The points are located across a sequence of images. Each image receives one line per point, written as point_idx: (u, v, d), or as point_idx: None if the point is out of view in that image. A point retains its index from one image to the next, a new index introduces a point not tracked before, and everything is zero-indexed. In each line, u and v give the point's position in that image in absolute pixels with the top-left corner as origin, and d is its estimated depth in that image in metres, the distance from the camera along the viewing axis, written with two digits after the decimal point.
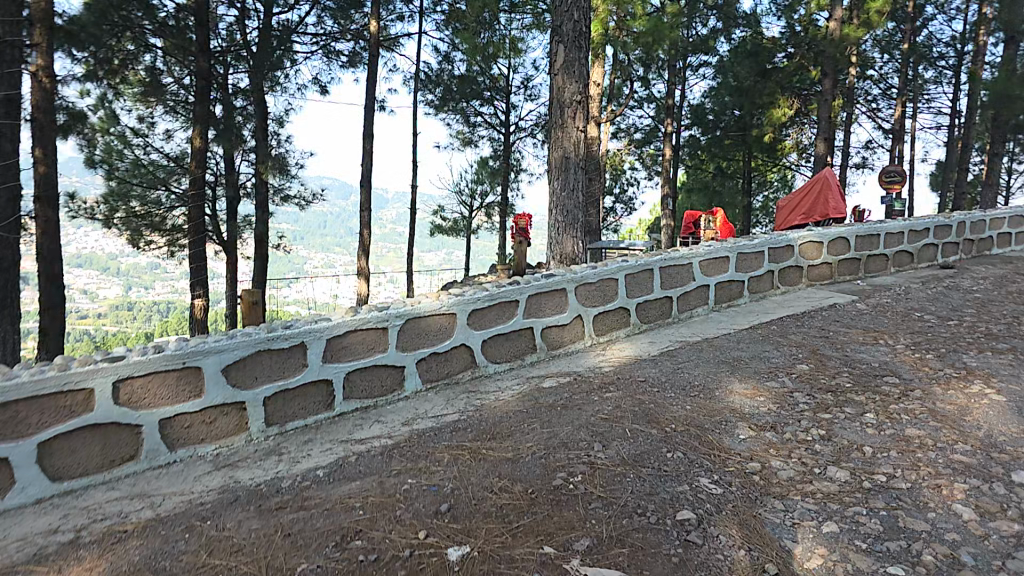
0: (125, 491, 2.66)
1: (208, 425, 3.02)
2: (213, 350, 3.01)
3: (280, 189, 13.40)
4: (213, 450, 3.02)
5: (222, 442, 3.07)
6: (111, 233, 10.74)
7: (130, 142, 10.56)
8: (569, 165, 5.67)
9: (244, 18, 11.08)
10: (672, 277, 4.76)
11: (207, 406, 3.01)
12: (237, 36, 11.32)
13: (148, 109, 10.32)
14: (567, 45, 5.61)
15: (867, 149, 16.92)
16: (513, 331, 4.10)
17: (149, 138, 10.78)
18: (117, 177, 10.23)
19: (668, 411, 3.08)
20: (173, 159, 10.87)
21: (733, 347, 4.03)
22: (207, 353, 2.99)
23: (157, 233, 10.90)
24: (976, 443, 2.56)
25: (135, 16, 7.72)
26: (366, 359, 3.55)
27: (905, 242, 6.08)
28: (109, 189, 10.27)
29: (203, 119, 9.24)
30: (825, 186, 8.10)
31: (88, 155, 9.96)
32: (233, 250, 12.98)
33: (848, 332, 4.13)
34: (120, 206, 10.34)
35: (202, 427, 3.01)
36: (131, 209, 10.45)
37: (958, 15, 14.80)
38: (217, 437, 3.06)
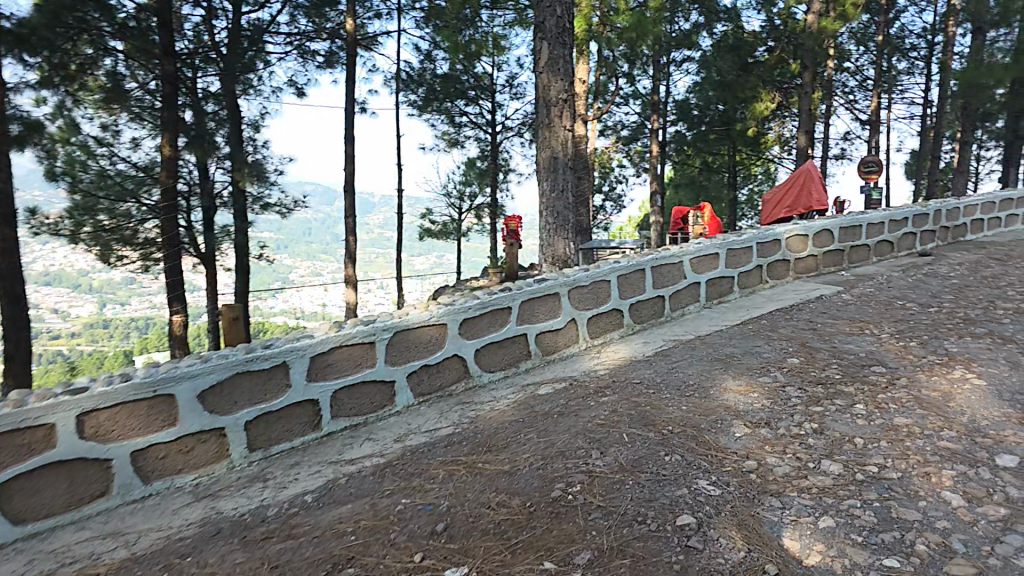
0: (96, 530, 2.72)
1: (184, 455, 3.11)
2: (185, 377, 3.08)
3: (259, 197, 13.15)
4: (191, 480, 3.11)
5: (201, 471, 3.15)
6: (79, 249, 10.52)
7: (94, 153, 10.29)
8: (558, 166, 5.73)
9: (211, 18, 11.01)
10: (663, 277, 4.83)
11: (182, 434, 3.09)
12: (204, 37, 11.24)
13: (112, 117, 10.24)
14: (551, 42, 5.64)
15: (845, 140, 17.32)
16: (507, 338, 4.15)
17: (114, 148, 10.71)
18: (82, 190, 10.08)
19: (663, 412, 3.15)
20: (141, 168, 10.87)
21: (725, 343, 4.11)
22: (181, 380, 3.06)
23: (128, 247, 10.85)
24: (961, 429, 2.64)
25: (91, 17, 7.48)
26: (354, 376, 3.62)
27: (886, 231, 6.22)
28: (74, 202, 10.09)
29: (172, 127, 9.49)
30: (808, 179, 8.26)
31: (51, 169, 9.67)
32: (210, 263, 12.97)
33: (834, 324, 4.23)
34: (86, 220, 10.17)
35: (180, 456, 3.09)
36: (99, 223, 10.28)
37: (928, 7, 15.18)
38: (195, 465, 3.14)
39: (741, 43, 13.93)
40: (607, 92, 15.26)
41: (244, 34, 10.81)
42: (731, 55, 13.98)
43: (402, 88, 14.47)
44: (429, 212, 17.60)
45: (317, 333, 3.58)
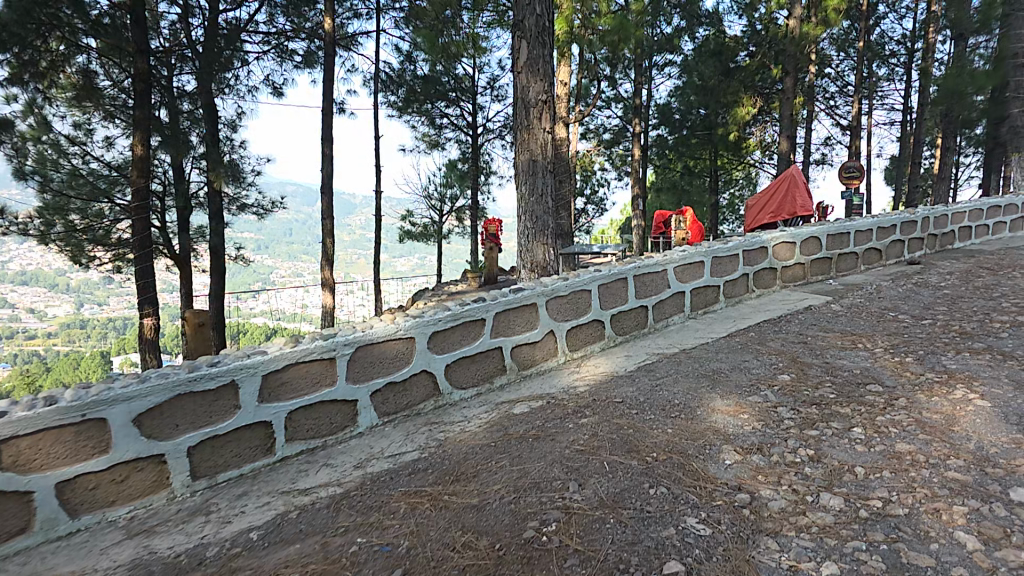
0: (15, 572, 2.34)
1: (118, 485, 2.74)
2: (120, 399, 2.71)
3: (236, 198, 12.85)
4: (126, 513, 2.76)
5: (137, 502, 2.80)
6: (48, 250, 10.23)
7: (65, 151, 9.86)
8: (537, 169, 5.46)
9: (187, 16, 10.59)
10: (646, 286, 4.59)
11: (117, 463, 2.73)
12: (180, 35, 10.88)
13: (85, 114, 9.88)
14: (530, 41, 5.37)
15: (826, 145, 17.39)
16: (480, 352, 3.86)
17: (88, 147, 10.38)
18: (55, 190, 9.63)
19: (648, 436, 2.90)
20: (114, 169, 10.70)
21: (711, 358, 3.88)
22: (114, 402, 2.69)
23: (101, 246, 10.54)
24: (969, 457, 2.43)
25: (64, 13, 7.01)
26: (311, 395, 3.31)
27: (874, 239, 6.09)
28: (45, 203, 9.69)
29: (141, 123, 8.99)
30: (792, 184, 8.13)
31: (19, 167, 8.96)
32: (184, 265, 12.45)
33: (826, 338, 4.03)
34: (58, 220, 9.84)
35: (112, 486, 2.73)
36: (71, 222, 10.04)
37: (908, 13, 15.30)
38: (130, 496, 2.78)
39: (723, 48, 14.14)
40: (590, 95, 15.12)
41: (222, 33, 10.51)
42: (714, 61, 14.22)
43: (381, 88, 14.13)
44: (410, 213, 17.37)
45: (270, 348, 3.25)
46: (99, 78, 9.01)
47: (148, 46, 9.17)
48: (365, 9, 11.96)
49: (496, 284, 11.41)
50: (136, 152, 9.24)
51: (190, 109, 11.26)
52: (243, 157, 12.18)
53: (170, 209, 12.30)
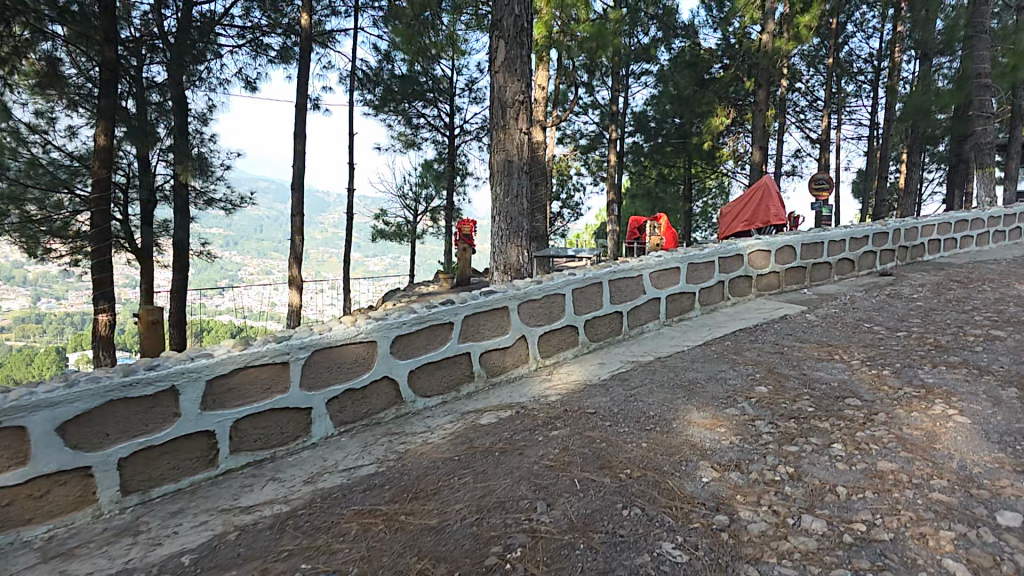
0: None
1: (36, 501, 2.45)
2: (43, 405, 2.41)
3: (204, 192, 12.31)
4: (45, 531, 2.46)
5: (58, 520, 2.50)
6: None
7: (25, 140, 9.50)
8: (513, 170, 5.29)
9: (160, 7, 10.08)
10: (622, 291, 4.45)
11: (36, 476, 2.43)
12: (152, 27, 10.22)
13: (50, 103, 9.34)
14: (508, 42, 5.19)
15: (797, 157, 17.69)
16: (446, 358, 3.65)
17: (48, 135, 9.92)
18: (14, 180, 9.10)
19: (622, 451, 2.73)
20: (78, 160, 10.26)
21: (687, 367, 3.75)
22: (35, 408, 2.39)
23: (58, 239, 10.07)
24: (952, 478, 2.33)
25: None
26: (260, 402, 3.06)
27: (847, 249, 6.09)
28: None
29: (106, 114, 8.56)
30: (766, 193, 8.13)
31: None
32: (146, 258, 11.82)
33: (802, 348, 3.94)
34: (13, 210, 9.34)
35: (29, 503, 2.43)
36: (27, 213, 9.52)
37: (874, 33, 15.71)
38: (50, 513, 2.48)
39: (698, 60, 14.34)
40: (567, 101, 15.04)
41: (194, 25, 10.02)
42: (689, 71, 14.35)
43: (358, 86, 13.78)
44: (383, 213, 16.97)
45: (217, 351, 2.98)
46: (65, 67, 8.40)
47: (119, 34, 8.70)
48: (344, 6, 11.69)
49: (468, 285, 11.20)
50: (99, 142, 8.75)
51: (159, 100, 10.82)
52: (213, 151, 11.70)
53: (134, 202, 11.58)
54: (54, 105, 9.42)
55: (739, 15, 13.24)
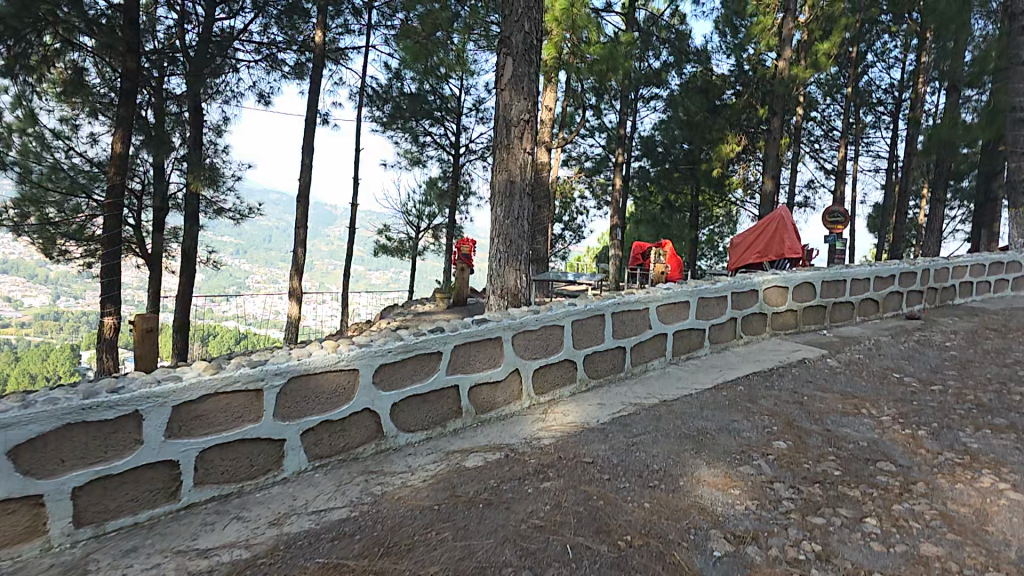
0: None
1: None
2: None
3: (213, 202, 12.20)
4: None
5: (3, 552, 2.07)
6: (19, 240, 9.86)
7: (49, 144, 9.48)
8: (514, 191, 5.04)
9: (183, 22, 10.08)
10: (625, 325, 4.04)
11: None
12: (175, 41, 10.24)
13: (74, 110, 9.48)
14: (516, 59, 4.97)
15: (810, 188, 17.32)
16: (433, 391, 3.14)
17: (71, 142, 9.91)
18: (34, 183, 9.06)
19: (623, 510, 2.36)
20: (98, 166, 10.15)
21: (695, 415, 3.39)
22: None
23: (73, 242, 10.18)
24: (1013, 571, 1.96)
25: (63, 11, 6.98)
26: (230, 433, 2.58)
27: (871, 289, 5.74)
28: (22, 194, 9.21)
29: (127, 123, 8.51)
30: (780, 225, 7.82)
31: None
32: (156, 264, 11.46)
33: (824, 399, 3.58)
34: (33, 212, 9.51)
35: None
36: (45, 215, 9.67)
37: (896, 63, 15.44)
38: None
39: (710, 85, 14.11)
40: (574, 123, 14.92)
41: (212, 40, 9.94)
42: (701, 97, 14.03)
43: (367, 103, 13.69)
44: (386, 228, 16.89)
45: (186, 372, 2.53)
46: (90, 77, 8.70)
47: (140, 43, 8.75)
48: (357, 26, 11.68)
49: (465, 306, 10.96)
50: (116, 149, 8.75)
51: (177, 112, 10.75)
52: (226, 162, 11.66)
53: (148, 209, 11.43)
54: (79, 112, 9.55)
55: (755, 41, 13.02)
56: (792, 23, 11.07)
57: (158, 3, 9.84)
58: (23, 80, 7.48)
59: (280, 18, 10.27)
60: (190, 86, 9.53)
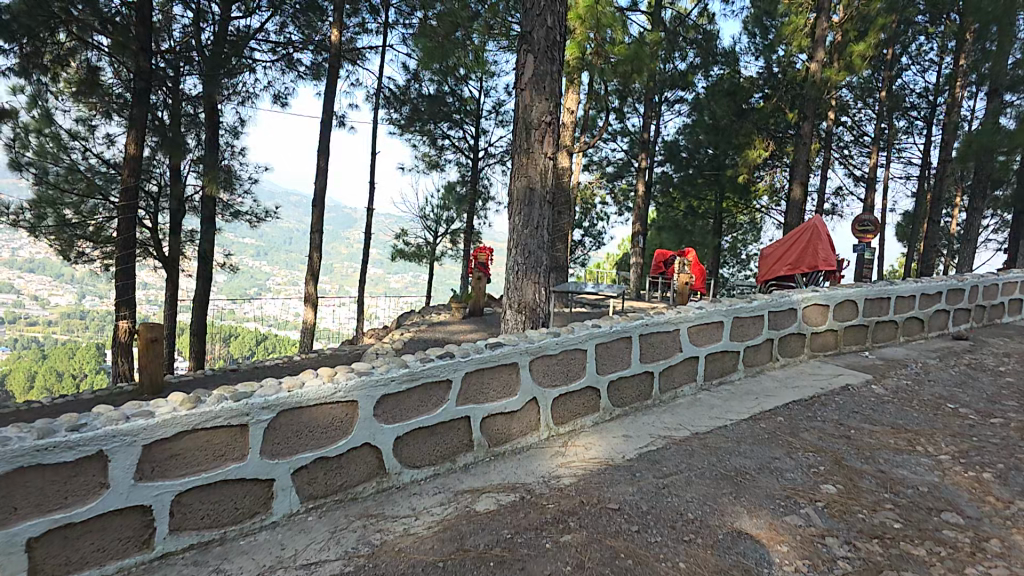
0: None
1: None
2: None
3: (230, 204, 11.96)
4: None
5: None
6: (38, 242, 9.62)
7: (65, 146, 9.43)
8: (534, 199, 4.75)
9: (198, 20, 9.97)
10: (653, 348, 3.73)
11: None
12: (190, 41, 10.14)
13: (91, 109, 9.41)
14: (537, 56, 4.70)
15: (839, 195, 16.82)
16: (441, 423, 2.85)
17: (88, 142, 9.80)
18: (51, 184, 9.22)
19: (657, 571, 2.05)
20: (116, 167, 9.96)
21: (732, 451, 3.10)
22: None
23: (91, 242, 9.97)
24: None
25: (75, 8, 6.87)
26: (210, 473, 2.25)
27: (917, 307, 5.42)
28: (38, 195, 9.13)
29: None
30: (816, 234, 7.45)
31: (14, 157, 8.86)
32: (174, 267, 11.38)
33: (874, 433, 3.36)
34: (50, 213, 9.20)
35: None
36: (63, 217, 9.42)
37: (932, 66, 14.95)
38: None
39: (737, 88, 13.63)
40: (596, 126, 14.71)
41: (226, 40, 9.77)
42: (728, 100, 13.60)
43: (384, 104, 13.52)
44: (404, 233, 16.69)
45: (158, 407, 2.21)
46: (106, 76, 8.59)
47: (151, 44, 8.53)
48: (374, 24, 11.51)
49: (482, 315, 10.66)
50: (129, 151, 8.62)
51: (194, 112, 10.55)
52: (241, 164, 11.47)
53: (164, 211, 11.23)
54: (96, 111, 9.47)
55: (785, 43, 12.67)
56: (826, 21, 10.64)
57: (173, 2, 9.72)
58: (37, 78, 7.53)
59: (296, 16, 10.06)
60: (205, 86, 9.26)
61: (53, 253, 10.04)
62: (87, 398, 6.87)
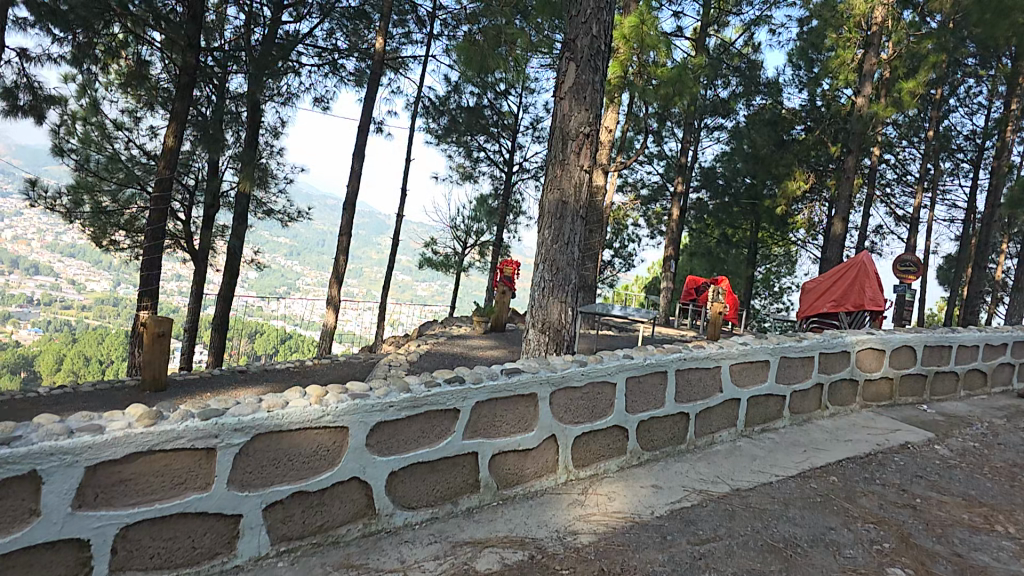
0: None
1: None
2: None
3: (264, 203, 11.83)
4: None
5: None
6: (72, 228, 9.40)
7: (110, 135, 9.50)
8: (566, 213, 4.38)
9: (251, 24, 9.84)
10: (690, 386, 3.30)
11: None
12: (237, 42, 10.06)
13: (142, 105, 9.38)
14: (580, 64, 4.34)
15: (879, 235, 16.19)
16: (444, 459, 2.47)
17: (133, 134, 9.77)
18: (91, 171, 9.07)
19: None
20: (157, 159, 9.88)
21: (779, 516, 2.65)
22: None
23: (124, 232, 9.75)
24: None
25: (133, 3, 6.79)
26: (166, 505, 1.87)
27: (980, 358, 4.89)
28: (76, 180, 9.00)
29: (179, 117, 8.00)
30: (863, 272, 6.92)
31: (58, 143, 8.88)
32: (203, 261, 10.78)
33: (944, 505, 2.87)
34: (87, 200, 9.01)
35: None
36: (100, 205, 9.17)
37: (980, 109, 14.36)
38: None
39: (779, 118, 13.15)
40: (634, 148, 14.36)
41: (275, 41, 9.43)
42: (769, 129, 13.08)
43: (422, 114, 13.36)
44: (433, 242, 16.43)
45: (115, 421, 1.85)
46: (154, 70, 8.52)
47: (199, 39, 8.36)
48: (419, 35, 11.35)
49: (502, 332, 10.34)
50: (167, 143, 8.13)
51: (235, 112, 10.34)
52: (277, 165, 11.28)
53: (199, 205, 11.01)
54: (144, 108, 9.42)
55: (831, 77, 12.17)
56: (875, 57, 10.15)
57: (228, 3, 9.66)
58: (88, 68, 7.57)
59: (344, 24, 9.90)
60: (249, 85, 9.05)
61: (87, 240, 9.75)
62: (87, 390, 6.61)
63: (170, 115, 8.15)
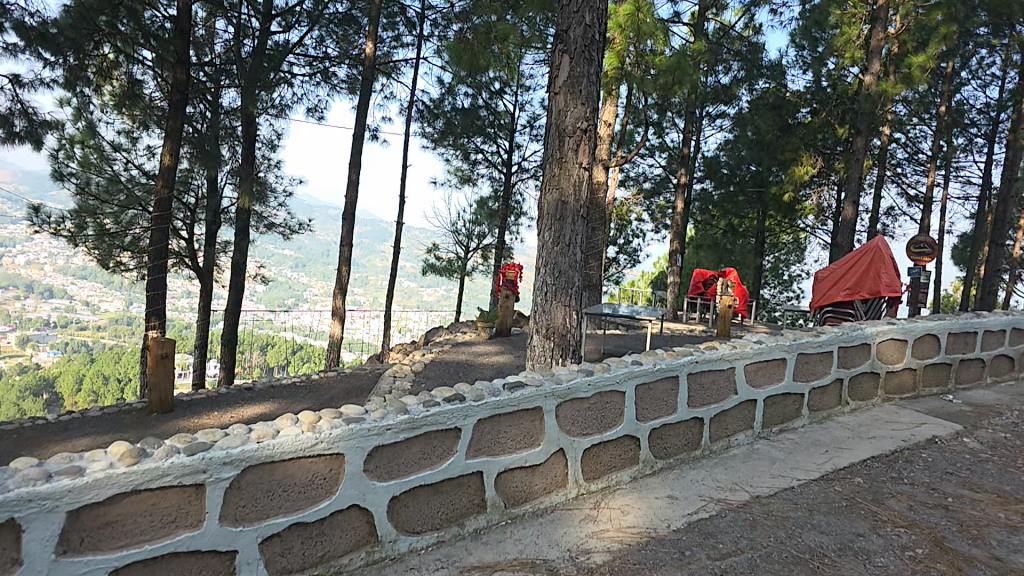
0: None
1: None
2: None
3: (265, 216, 11.80)
4: None
5: None
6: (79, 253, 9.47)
7: (108, 156, 9.52)
8: (566, 214, 4.27)
9: (241, 36, 9.81)
10: (703, 390, 3.18)
11: None
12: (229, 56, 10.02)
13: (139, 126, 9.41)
14: (574, 57, 4.23)
15: (891, 217, 15.88)
16: (448, 480, 2.37)
17: (130, 154, 9.77)
18: (91, 195, 9.16)
19: None
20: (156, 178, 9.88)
21: (803, 523, 2.52)
22: None
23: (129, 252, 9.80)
24: None
25: None
26: (156, 545, 1.78)
27: (1006, 343, 4.71)
28: (78, 205, 9.01)
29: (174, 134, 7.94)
30: (877, 258, 6.74)
31: (58, 167, 8.95)
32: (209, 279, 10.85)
33: (978, 504, 2.72)
34: (91, 223, 9.06)
35: None
36: (103, 226, 9.22)
37: (993, 82, 14.01)
38: None
39: (783, 102, 12.91)
40: (634, 142, 14.19)
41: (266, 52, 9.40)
42: (773, 114, 12.84)
43: (418, 118, 13.27)
44: (435, 247, 16.32)
45: (97, 461, 1.77)
46: (147, 87, 8.52)
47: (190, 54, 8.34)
48: (410, 37, 11.26)
49: (509, 336, 10.27)
50: (164, 161, 8.08)
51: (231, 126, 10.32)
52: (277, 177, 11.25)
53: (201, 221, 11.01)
54: (141, 128, 9.44)
55: (835, 56, 11.89)
56: (881, 32, 9.89)
57: (216, 16, 9.66)
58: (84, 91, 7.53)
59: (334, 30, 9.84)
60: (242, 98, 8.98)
61: (94, 263, 9.80)
62: (95, 415, 6.60)
63: (165, 133, 8.10)
